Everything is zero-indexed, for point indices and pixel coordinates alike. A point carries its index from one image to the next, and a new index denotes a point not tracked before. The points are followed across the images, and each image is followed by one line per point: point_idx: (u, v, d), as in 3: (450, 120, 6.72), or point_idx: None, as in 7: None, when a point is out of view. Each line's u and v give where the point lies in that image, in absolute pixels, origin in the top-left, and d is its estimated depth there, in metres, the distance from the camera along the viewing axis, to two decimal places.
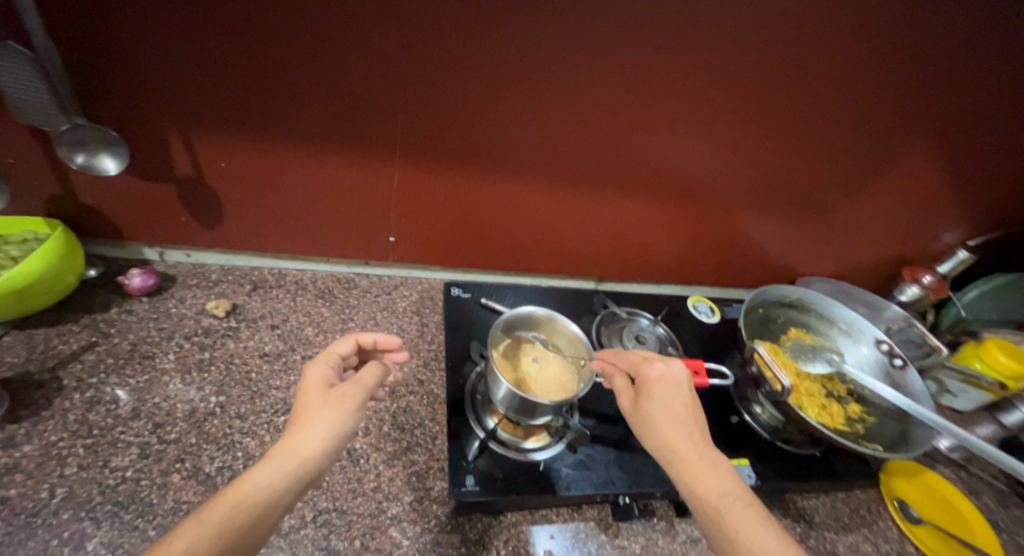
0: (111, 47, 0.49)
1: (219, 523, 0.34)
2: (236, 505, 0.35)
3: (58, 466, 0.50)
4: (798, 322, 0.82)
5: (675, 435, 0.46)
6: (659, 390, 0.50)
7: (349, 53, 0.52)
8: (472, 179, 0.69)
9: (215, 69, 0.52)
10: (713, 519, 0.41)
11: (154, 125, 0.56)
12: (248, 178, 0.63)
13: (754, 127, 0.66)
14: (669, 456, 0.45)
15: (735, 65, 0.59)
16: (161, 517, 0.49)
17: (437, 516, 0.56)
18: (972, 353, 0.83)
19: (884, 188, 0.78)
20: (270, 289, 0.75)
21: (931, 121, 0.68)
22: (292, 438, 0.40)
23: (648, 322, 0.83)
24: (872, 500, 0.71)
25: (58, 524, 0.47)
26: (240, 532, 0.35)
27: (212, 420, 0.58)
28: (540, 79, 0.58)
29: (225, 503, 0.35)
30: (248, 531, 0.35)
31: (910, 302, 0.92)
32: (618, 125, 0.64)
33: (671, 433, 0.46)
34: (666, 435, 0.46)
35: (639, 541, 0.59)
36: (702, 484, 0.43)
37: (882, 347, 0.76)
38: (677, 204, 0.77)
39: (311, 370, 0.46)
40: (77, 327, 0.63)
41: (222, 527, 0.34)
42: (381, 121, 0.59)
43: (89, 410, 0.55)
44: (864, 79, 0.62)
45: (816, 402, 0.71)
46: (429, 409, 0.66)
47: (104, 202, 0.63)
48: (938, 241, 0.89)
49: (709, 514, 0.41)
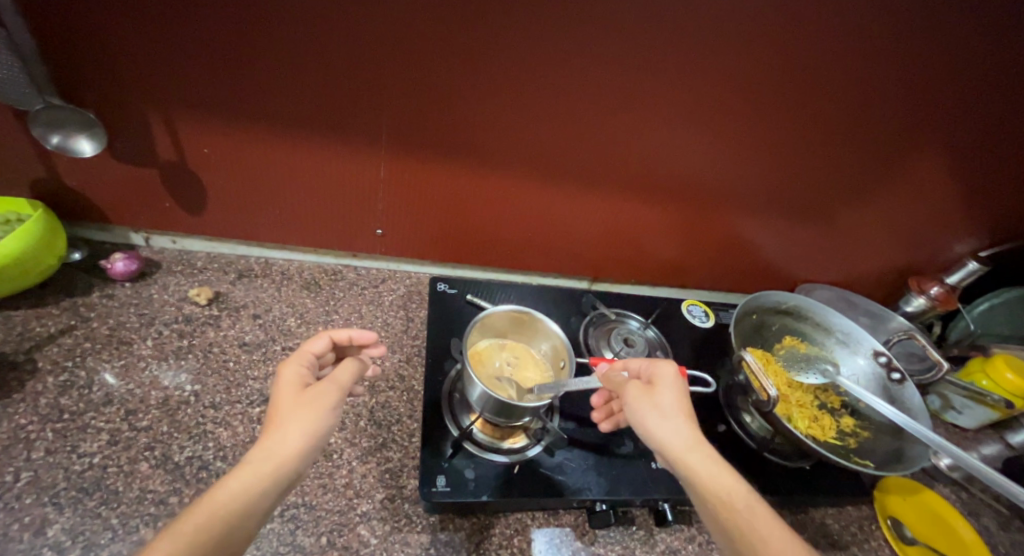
0: (85, 30, 0.48)
1: (194, 535, 0.31)
2: (211, 515, 0.32)
3: (26, 450, 0.50)
4: (794, 331, 0.79)
5: (695, 433, 0.43)
6: (670, 386, 0.47)
7: (330, 41, 0.51)
8: (460, 173, 0.67)
9: (192, 55, 0.50)
10: (744, 519, 0.38)
11: (133, 109, 0.55)
12: (230, 166, 0.63)
13: (753, 128, 0.64)
14: (690, 452, 0.42)
15: (735, 63, 0.56)
16: (126, 505, 0.49)
17: (408, 516, 0.55)
18: (978, 368, 0.80)
19: (890, 195, 0.75)
20: (255, 278, 0.75)
21: (943, 126, 0.64)
22: (266, 442, 0.37)
23: (639, 324, 0.81)
24: (864, 517, 0.69)
25: (20, 509, 0.47)
26: (217, 541, 0.32)
27: (185, 409, 0.57)
28: (529, 73, 0.56)
29: (199, 514, 0.32)
30: (225, 542, 0.32)
31: (916, 314, 0.89)
32: (610, 122, 0.62)
33: (690, 430, 0.43)
34: (685, 430, 0.43)
35: (616, 549, 0.58)
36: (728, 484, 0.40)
37: (880, 360, 0.73)
38: (672, 205, 0.75)
39: (284, 371, 0.43)
40: (57, 309, 0.63)
41: (198, 539, 0.31)
42: (365, 111, 0.58)
43: (62, 394, 0.55)
44: (872, 81, 0.59)
45: (806, 414, 0.69)
46: (407, 406, 0.65)
47: (86, 185, 0.63)
48: (948, 252, 0.85)
49: (738, 514, 0.38)
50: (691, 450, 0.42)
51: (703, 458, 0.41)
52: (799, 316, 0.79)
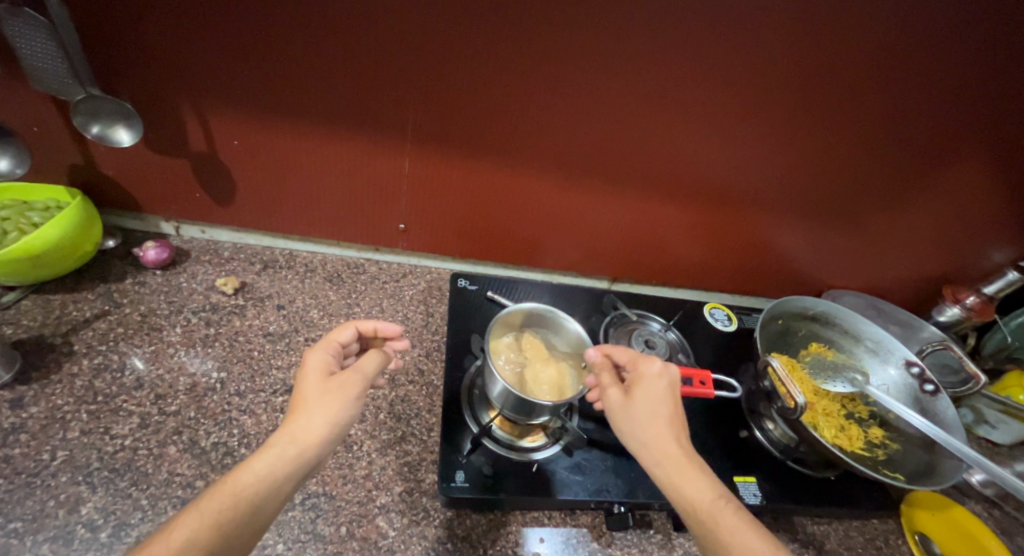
0: (126, 23, 0.49)
1: (218, 513, 0.33)
2: (234, 494, 0.34)
3: (62, 429, 0.52)
4: (821, 337, 0.77)
5: (663, 437, 0.43)
6: (652, 392, 0.47)
7: (361, 37, 0.51)
8: (483, 170, 0.67)
9: (228, 50, 0.51)
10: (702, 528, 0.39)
11: (170, 101, 0.56)
12: (260, 158, 0.64)
13: (786, 129, 0.62)
14: (656, 460, 0.42)
15: (770, 62, 0.54)
16: (154, 486, 0.50)
17: (426, 509, 0.55)
18: (1014, 383, 0.78)
19: (927, 200, 0.72)
20: (280, 270, 0.76)
21: (987, 130, 0.62)
22: (291, 425, 0.38)
23: (659, 327, 0.80)
24: (890, 532, 0.67)
25: (56, 486, 0.48)
26: (238, 520, 0.33)
27: (211, 395, 0.59)
28: (558, 71, 0.55)
29: (223, 493, 0.34)
30: (247, 520, 0.33)
31: (949, 323, 0.86)
32: (637, 122, 0.61)
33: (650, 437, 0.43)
34: (652, 437, 0.43)
35: (632, 552, 0.57)
36: (689, 491, 0.40)
37: (912, 370, 0.71)
38: (698, 206, 0.74)
39: (310, 357, 0.44)
40: (92, 294, 0.65)
41: (220, 517, 0.33)
42: (393, 107, 0.58)
43: (96, 377, 0.57)
44: (913, 83, 0.57)
45: (833, 422, 0.67)
46: (426, 400, 0.66)
47: (122, 174, 0.65)
48: (985, 261, 0.82)
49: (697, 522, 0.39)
50: (664, 462, 0.42)
51: (677, 470, 0.41)
52: (826, 323, 0.77)
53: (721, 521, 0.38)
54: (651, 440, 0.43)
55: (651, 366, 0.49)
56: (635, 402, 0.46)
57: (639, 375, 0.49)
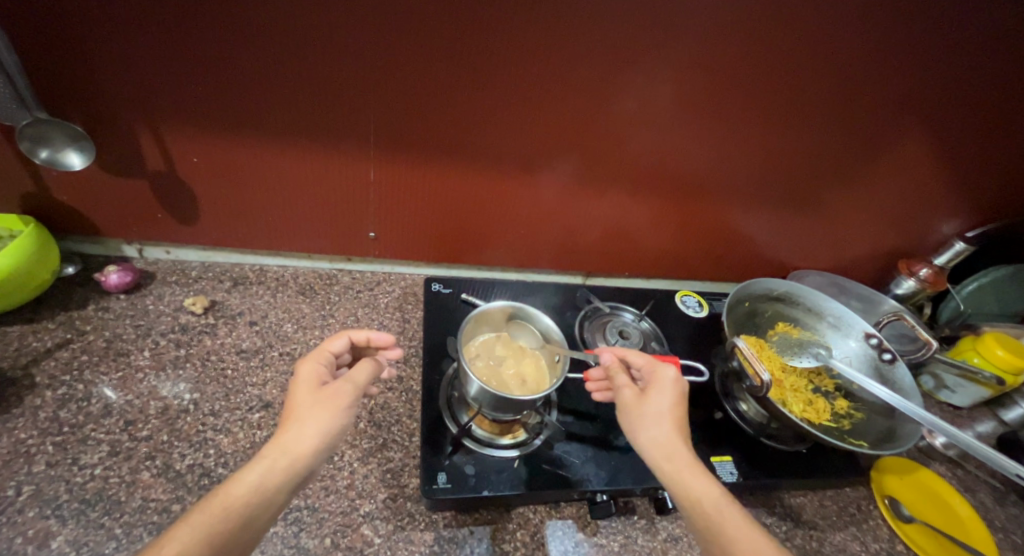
0: (73, 47, 0.48)
1: (208, 528, 0.33)
2: (225, 506, 0.34)
3: (27, 463, 0.51)
4: (786, 316, 0.80)
5: (668, 437, 0.45)
6: (662, 392, 0.49)
7: (318, 52, 0.52)
8: (449, 173, 0.68)
9: (181, 70, 0.51)
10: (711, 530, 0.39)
11: (125, 124, 0.56)
12: (220, 175, 0.63)
13: (736, 119, 0.65)
14: (666, 457, 0.44)
15: (717, 55, 0.57)
16: (128, 514, 0.49)
17: (411, 514, 0.56)
18: (968, 347, 0.81)
19: (875, 180, 0.76)
20: (251, 286, 0.75)
21: (922, 111, 0.66)
22: (282, 437, 0.39)
23: (633, 316, 0.83)
24: (861, 498, 0.69)
25: (23, 522, 0.47)
26: (229, 532, 0.34)
27: (184, 417, 0.58)
28: (514, 73, 0.56)
29: (213, 508, 0.34)
30: (239, 532, 0.34)
31: (907, 295, 0.90)
32: (594, 118, 0.63)
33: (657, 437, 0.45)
34: (666, 440, 0.45)
35: (617, 538, 0.58)
36: (695, 491, 0.41)
37: (870, 341, 0.74)
38: (660, 197, 0.76)
39: (302, 368, 0.45)
40: (52, 324, 0.63)
41: (214, 529, 0.33)
42: (355, 119, 0.59)
43: (61, 407, 0.56)
44: (851, 70, 0.60)
45: (801, 397, 0.71)
46: (407, 406, 0.66)
47: (78, 199, 0.63)
48: (934, 233, 0.86)
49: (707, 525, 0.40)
50: (666, 459, 0.44)
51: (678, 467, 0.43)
52: (790, 302, 0.80)
53: (722, 515, 0.40)
54: (661, 443, 0.45)
55: (665, 370, 0.50)
56: (646, 401, 0.48)
57: (654, 378, 0.51)
